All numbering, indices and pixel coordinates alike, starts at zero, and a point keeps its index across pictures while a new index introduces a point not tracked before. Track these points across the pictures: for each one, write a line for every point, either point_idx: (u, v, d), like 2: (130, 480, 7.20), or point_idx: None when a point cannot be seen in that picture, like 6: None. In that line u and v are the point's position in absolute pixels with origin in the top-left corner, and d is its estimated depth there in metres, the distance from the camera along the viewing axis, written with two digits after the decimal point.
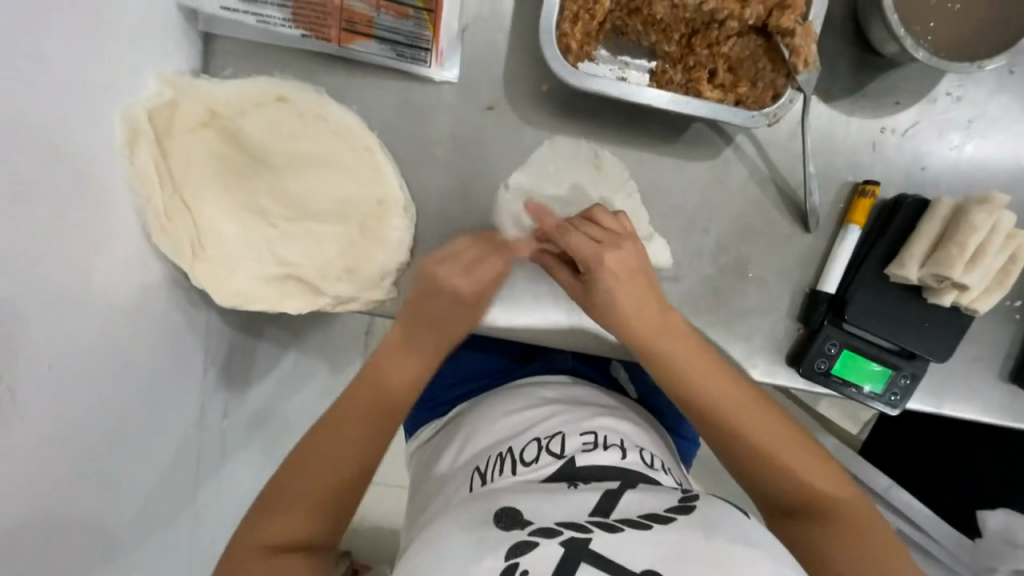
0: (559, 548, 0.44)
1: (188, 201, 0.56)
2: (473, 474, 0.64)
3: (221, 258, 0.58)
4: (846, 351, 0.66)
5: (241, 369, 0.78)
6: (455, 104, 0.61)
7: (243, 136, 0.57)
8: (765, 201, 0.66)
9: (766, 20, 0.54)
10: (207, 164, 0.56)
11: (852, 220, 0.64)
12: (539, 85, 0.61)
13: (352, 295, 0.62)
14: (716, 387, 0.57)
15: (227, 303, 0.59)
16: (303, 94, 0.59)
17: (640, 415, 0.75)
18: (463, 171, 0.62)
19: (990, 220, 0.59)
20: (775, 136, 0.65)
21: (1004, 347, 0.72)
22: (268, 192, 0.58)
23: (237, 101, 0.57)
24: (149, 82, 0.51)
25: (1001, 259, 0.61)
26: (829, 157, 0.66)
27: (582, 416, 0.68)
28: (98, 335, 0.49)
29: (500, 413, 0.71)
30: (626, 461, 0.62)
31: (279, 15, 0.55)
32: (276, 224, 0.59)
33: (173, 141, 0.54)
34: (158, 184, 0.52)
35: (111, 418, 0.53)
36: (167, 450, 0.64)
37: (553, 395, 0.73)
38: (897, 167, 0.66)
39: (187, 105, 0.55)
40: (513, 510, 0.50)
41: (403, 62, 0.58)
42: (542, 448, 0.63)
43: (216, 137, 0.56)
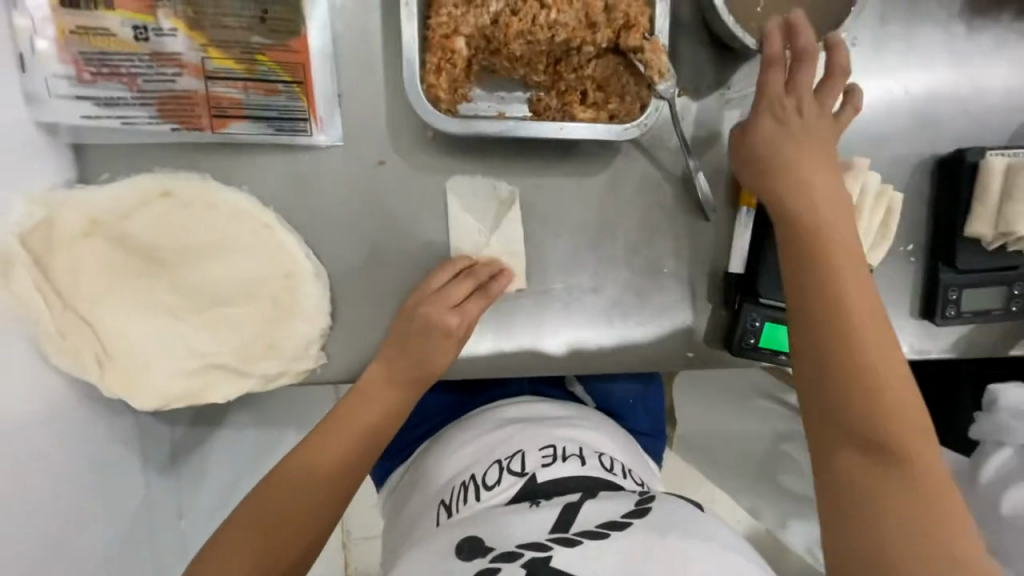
0: (521, 572, 0.46)
1: (83, 314, 0.54)
2: (439, 508, 0.64)
3: (131, 364, 0.56)
4: (769, 324, 0.69)
5: (189, 463, 0.76)
6: (346, 164, 0.62)
7: (131, 237, 0.56)
8: (663, 199, 0.70)
9: (617, 41, 0.58)
10: (97, 274, 0.55)
11: (742, 203, 0.69)
12: (425, 132, 0.63)
13: (278, 371, 0.61)
14: (870, 326, 0.47)
15: (150, 405, 0.58)
16: (187, 182, 0.58)
17: (597, 420, 0.76)
18: (368, 227, 0.63)
19: (857, 183, 0.64)
20: (659, 138, 0.69)
21: (907, 288, 0.78)
22: (170, 287, 0.57)
23: (119, 204, 0.56)
24: (16, 207, 0.50)
25: (878, 216, 0.66)
26: (712, 148, 0.70)
27: (540, 431, 0.69)
28: (8, 475, 0.47)
29: (460, 443, 0.71)
30: (586, 468, 0.64)
31: (145, 114, 0.55)
32: (185, 317, 0.58)
33: (56, 258, 0.53)
34: (45, 305, 0.51)
35: (41, 555, 0.51)
36: (117, 569, 0.62)
37: (510, 416, 0.74)
38: None
39: (65, 219, 0.54)
40: (475, 539, 0.51)
41: (283, 135, 0.59)
42: (504, 470, 0.64)
43: (102, 244, 0.55)
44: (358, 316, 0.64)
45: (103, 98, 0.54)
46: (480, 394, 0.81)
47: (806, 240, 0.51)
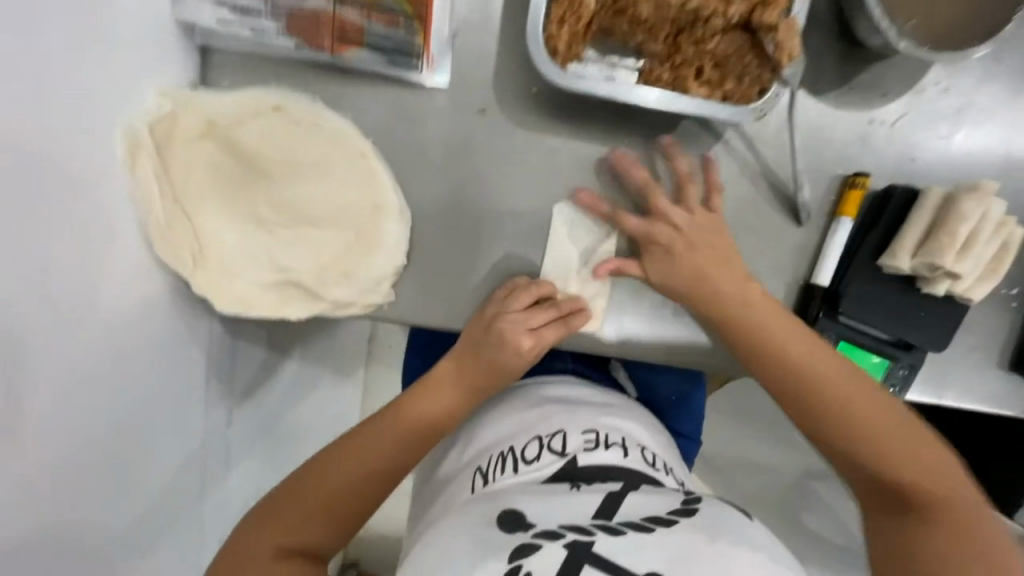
0: (563, 551, 0.45)
1: (188, 210, 0.57)
2: (475, 474, 0.64)
3: (221, 266, 0.59)
4: (842, 343, 0.67)
5: (245, 376, 0.80)
6: (448, 108, 0.62)
7: (241, 145, 0.58)
8: (756, 195, 0.67)
9: (749, 17, 0.55)
10: (206, 174, 0.58)
11: (842, 212, 0.65)
12: (530, 88, 0.63)
13: (351, 299, 0.63)
14: (825, 370, 0.59)
15: (229, 310, 0.60)
16: (302, 105, 0.60)
17: (641, 412, 0.75)
18: (457, 175, 0.64)
19: (980, 208, 0.59)
20: (765, 131, 0.66)
21: (1002, 335, 0.72)
22: (265, 199, 0.60)
23: (234, 112, 0.59)
24: (148, 97, 0.53)
25: (993, 246, 0.61)
26: (819, 150, 0.66)
27: (583, 416, 0.68)
28: (105, 341, 0.50)
29: (500, 415, 0.72)
30: (628, 459, 0.63)
31: (272, 27, 0.57)
32: (274, 232, 0.60)
33: (172, 152, 0.55)
34: (158, 195, 0.54)
35: (117, 427, 0.54)
36: (174, 454, 0.66)
37: (552, 396, 0.73)
38: (886, 159, 0.67)
39: (186, 117, 0.56)
40: (516, 513, 0.51)
41: (396, 69, 0.59)
42: (544, 446, 0.64)
43: (214, 147, 0.58)
44: (432, 264, 0.65)
45: (237, 5, 0.56)
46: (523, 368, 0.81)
47: (713, 307, 0.62)
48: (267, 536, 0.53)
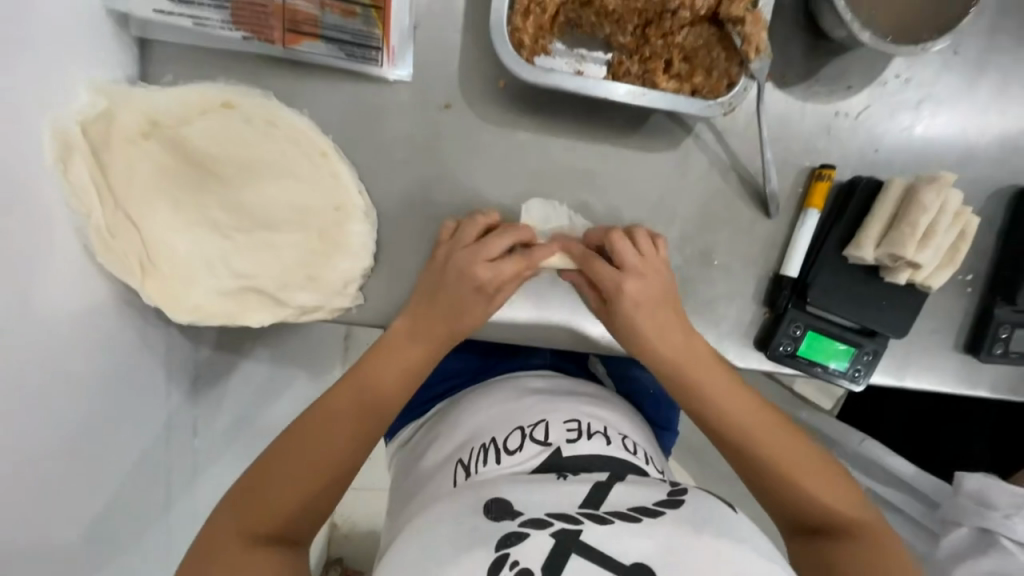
0: (550, 540, 0.44)
1: (133, 216, 0.53)
2: (457, 466, 0.63)
3: (174, 274, 0.56)
4: (810, 332, 0.68)
5: (210, 385, 0.76)
6: (410, 103, 0.59)
7: (188, 145, 0.54)
8: (726, 189, 0.67)
9: (717, 9, 0.54)
10: (151, 177, 0.54)
11: (811, 205, 0.65)
12: (496, 82, 0.60)
13: (316, 305, 0.60)
14: (765, 430, 0.60)
15: (186, 319, 0.57)
16: (256, 102, 0.57)
17: (618, 402, 0.76)
18: (424, 173, 0.61)
19: (938, 199, 0.61)
20: (733, 125, 0.66)
21: (958, 320, 0.75)
22: (219, 204, 0.56)
23: (180, 109, 0.55)
24: (80, 94, 0.48)
25: (951, 236, 0.63)
26: (786, 143, 0.67)
27: (565, 405, 0.68)
28: (47, 364, 0.47)
29: (480, 406, 0.71)
30: (610, 448, 0.63)
31: (217, 17, 0.53)
32: (230, 236, 0.57)
33: (111, 154, 0.51)
34: (98, 201, 0.50)
35: (66, 451, 0.51)
36: (134, 474, 0.62)
37: (533, 385, 0.73)
38: (851, 150, 0.68)
39: (125, 115, 0.52)
40: (504, 501, 0.49)
41: (353, 62, 0.56)
42: (526, 437, 0.63)
43: (159, 147, 0.54)
44: (400, 266, 0.63)
45: None
46: (501, 364, 0.80)
47: (681, 376, 0.60)
48: (234, 522, 0.51)
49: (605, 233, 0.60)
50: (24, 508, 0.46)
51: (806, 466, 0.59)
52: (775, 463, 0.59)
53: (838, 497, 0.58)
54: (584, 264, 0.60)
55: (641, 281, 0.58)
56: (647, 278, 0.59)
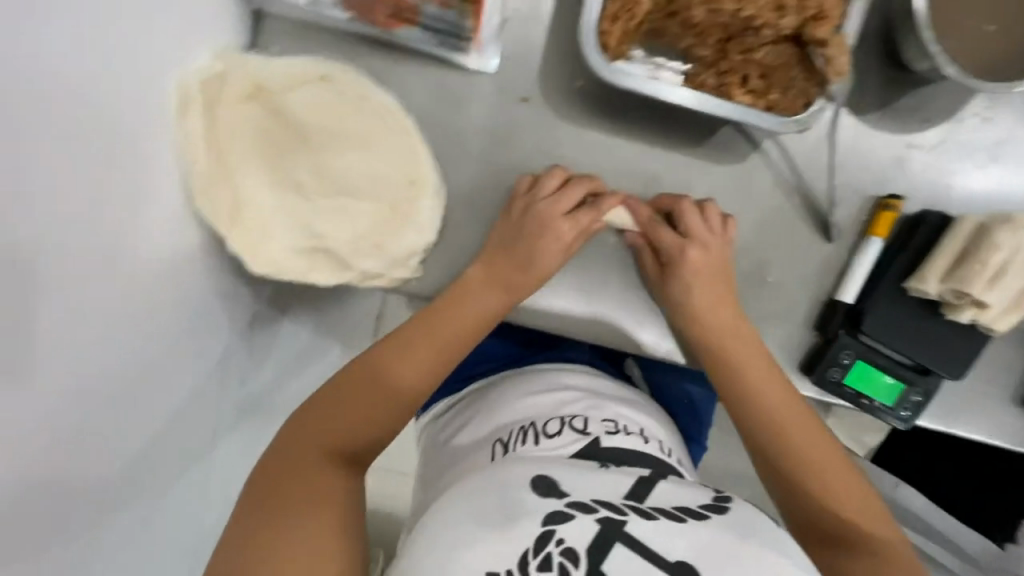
0: (596, 527, 0.43)
1: (229, 169, 0.57)
2: (495, 444, 0.66)
3: (253, 228, 0.59)
4: (859, 362, 0.67)
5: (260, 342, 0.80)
6: (491, 92, 0.63)
7: (288, 110, 0.59)
8: (787, 207, 0.67)
9: (802, 30, 0.56)
10: (249, 136, 0.58)
11: (874, 232, 0.65)
12: (575, 80, 0.63)
13: (378, 272, 0.64)
14: (789, 413, 0.61)
15: (260, 271, 0.61)
16: (352, 79, 0.61)
17: (653, 406, 0.76)
18: (494, 159, 0.64)
19: (1014, 239, 0.59)
20: (802, 145, 0.66)
21: (1019, 371, 0.72)
22: (304, 168, 0.60)
23: (284, 77, 0.59)
24: (202, 56, 0.54)
25: None
26: (854, 168, 0.66)
27: (604, 400, 0.70)
28: (141, 290, 0.51)
29: (517, 391, 0.72)
30: (648, 446, 0.65)
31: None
32: (310, 200, 0.61)
33: (219, 112, 0.55)
34: (204, 150, 0.54)
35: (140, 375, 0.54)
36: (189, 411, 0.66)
37: (569, 379, 0.74)
38: (922, 182, 0.67)
39: (237, 78, 0.57)
40: (549, 479, 0.48)
41: (443, 50, 0.60)
42: (566, 424, 0.65)
43: (261, 110, 0.59)
44: (461, 246, 0.66)
45: None
46: (538, 355, 0.80)
47: (715, 345, 0.63)
48: (291, 451, 0.54)
49: (679, 200, 0.64)
50: (100, 422, 0.49)
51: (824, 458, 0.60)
52: (800, 460, 0.60)
53: (861, 507, 0.57)
54: (650, 227, 0.64)
55: (705, 252, 0.63)
56: (709, 250, 0.63)
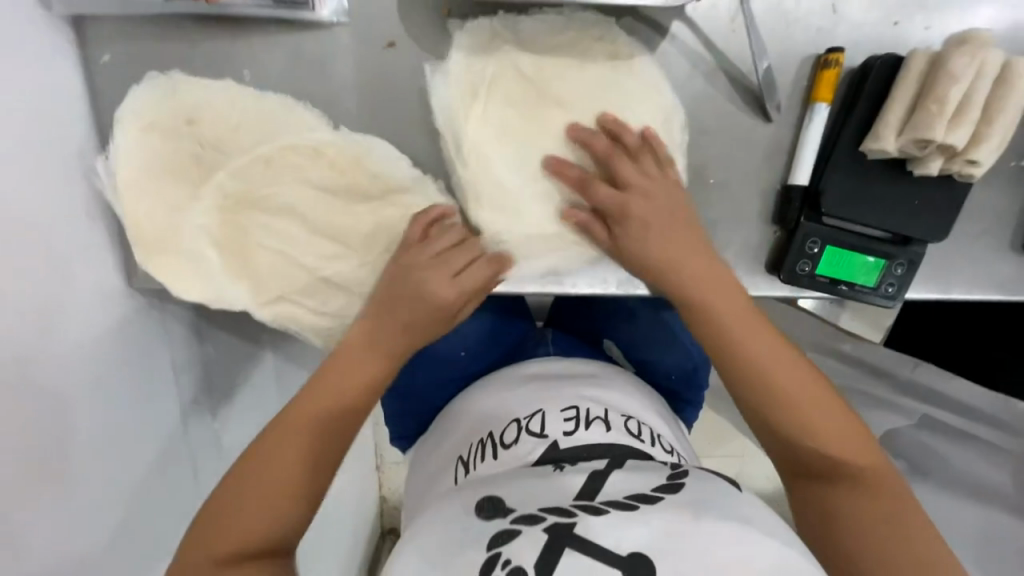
0: (543, 536, 0.44)
1: (160, 206, 0.57)
2: (457, 464, 0.65)
3: (188, 260, 0.58)
4: (829, 247, 0.61)
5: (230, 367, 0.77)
6: (352, 47, 0.56)
7: (204, 132, 0.56)
8: (717, 96, 0.59)
9: None
10: (164, 169, 0.57)
11: (817, 98, 0.57)
12: (441, 7, 0.56)
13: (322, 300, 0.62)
14: (744, 310, 0.54)
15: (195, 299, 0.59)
16: (215, 89, 0.56)
17: (628, 379, 0.73)
18: (381, 123, 0.58)
19: (972, 63, 0.51)
20: (717, 17, 0.57)
21: (1014, 215, 0.65)
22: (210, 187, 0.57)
23: (192, 103, 0.56)
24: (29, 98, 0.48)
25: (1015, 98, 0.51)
26: (785, 29, 0.57)
27: (562, 392, 0.67)
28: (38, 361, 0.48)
29: (478, 401, 0.71)
30: (610, 434, 0.61)
31: None
32: (234, 229, 0.58)
33: (154, 146, 0.56)
34: (142, 194, 0.56)
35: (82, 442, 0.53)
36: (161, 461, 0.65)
37: (530, 373, 0.71)
38: (863, 28, 0.58)
39: (162, 112, 0.56)
40: (496, 499, 0.50)
41: (284, 9, 0.52)
42: (523, 430, 0.63)
43: (173, 140, 0.56)
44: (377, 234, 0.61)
45: None
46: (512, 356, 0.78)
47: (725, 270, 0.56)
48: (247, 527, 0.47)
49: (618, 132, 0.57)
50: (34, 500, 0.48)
51: (818, 403, 0.51)
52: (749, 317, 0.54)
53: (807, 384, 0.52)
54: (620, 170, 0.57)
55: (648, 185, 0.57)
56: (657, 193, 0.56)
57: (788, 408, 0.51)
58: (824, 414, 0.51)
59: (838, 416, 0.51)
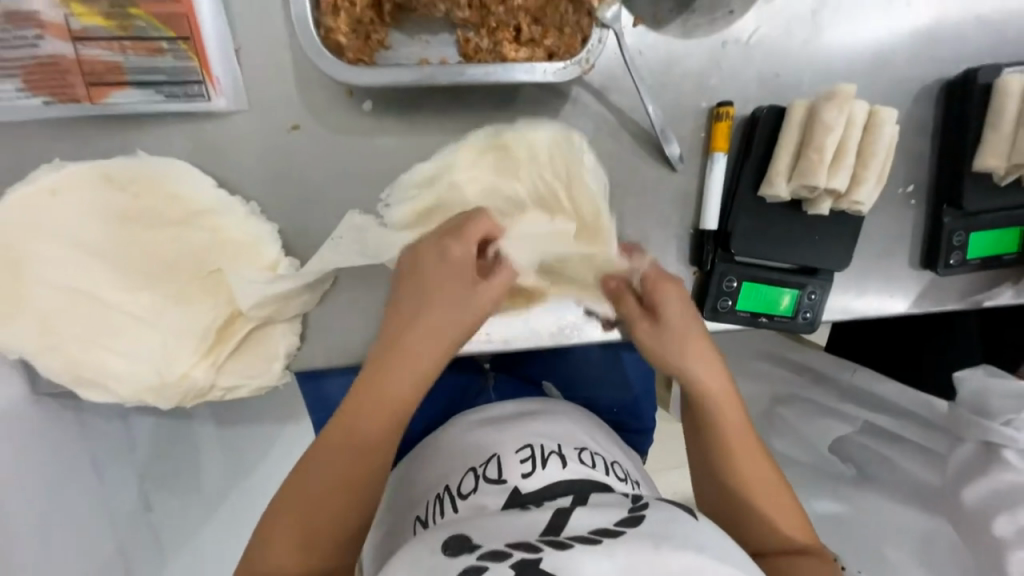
0: (510, 571, 0.40)
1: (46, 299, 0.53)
2: (415, 523, 0.60)
3: (83, 356, 0.54)
4: (745, 283, 0.64)
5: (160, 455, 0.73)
6: (255, 133, 0.55)
7: (98, 220, 0.54)
8: (622, 151, 0.62)
9: None
10: (54, 262, 0.53)
11: (715, 148, 0.60)
12: (343, 88, 0.56)
13: (238, 383, 0.59)
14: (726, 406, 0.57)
15: (92, 395, 0.55)
16: (111, 177, 0.53)
17: (570, 410, 0.73)
18: (292, 204, 0.57)
19: (842, 113, 0.55)
20: (613, 79, 0.60)
21: (909, 236, 0.70)
22: (107, 282, 0.54)
23: (80, 189, 0.53)
24: None
25: (884, 144, 0.56)
26: (677, 87, 0.61)
27: (515, 434, 0.65)
28: None
29: (424, 462, 0.68)
30: (568, 470, 0.59)
31: (12, 87, 0.49)
32: (139, 313, 0.55)
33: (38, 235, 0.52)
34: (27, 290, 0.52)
35: None
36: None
37: (478, 421, 0.70)
38: (749, 81, 0.62)
39: (48, 201, 0.52)
40: (463, 536, 0.46)
41: (176, 102, 0.52)
42: (480, 477, 0.60)
43: (61, 227, 0.53)
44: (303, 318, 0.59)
45: None
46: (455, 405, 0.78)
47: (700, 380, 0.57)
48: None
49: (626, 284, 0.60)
50: None
51: (761, 484, 0.56)
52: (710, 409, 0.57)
53: (755, 469, 0.56)
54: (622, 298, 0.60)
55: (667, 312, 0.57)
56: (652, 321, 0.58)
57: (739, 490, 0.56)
58: (766, 490, 0.56)
59: (779, 489, 0.56)
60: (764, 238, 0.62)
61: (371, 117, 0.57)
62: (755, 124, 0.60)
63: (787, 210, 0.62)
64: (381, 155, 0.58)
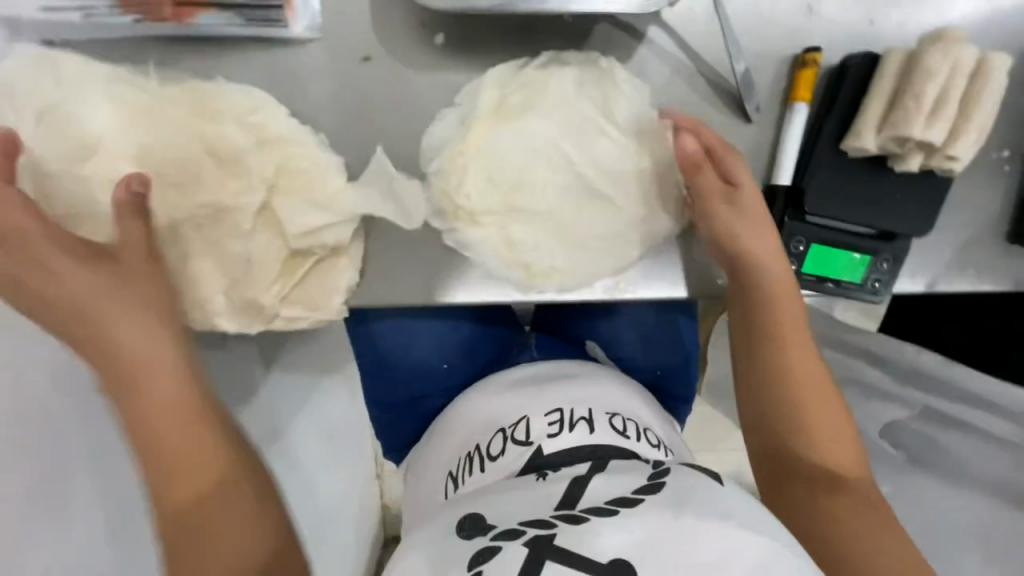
0: (522, 550, 0.39)
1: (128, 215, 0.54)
2: (448, 479, 0.64)
3: None
4: (814, 245, 0.61)
5: None
6: (327, 63, 0.55)
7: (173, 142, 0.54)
8: (695, 98, 0.59)
9: None
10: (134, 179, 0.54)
11: (796, 97, 0.57)
12: (416, 20, 0.55)
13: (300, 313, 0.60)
14: (800, 361, 0.54)
15: None
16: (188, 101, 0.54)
17: (611, 372, 0.72)
18: (360, 137, 0.58)
19: (946, 60, 0.51)
20: (692, 20, 0.57)
21: (998, 206, 0.65)
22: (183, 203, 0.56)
23: (160, 109, 0.54)
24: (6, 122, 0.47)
25: (991, 96, 0.52)
26: (761, 29, 0.57)
27: (544, 397, 0.65)
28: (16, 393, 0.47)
29: (469, 408, 0.69)
30: (594, 435, 0.59)
31: (105, 6, 0.51)
32: (210, 234, 0.56)
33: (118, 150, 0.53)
34: None
35: None
36: None
37: (515, 380, 0.70)
38: (840, 26, 0.58)
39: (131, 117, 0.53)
40: (477, 515, 0.45)
41: (255, 28, 0.53)
42: (508, 439, 0.61)
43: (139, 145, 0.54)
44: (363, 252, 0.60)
45: None
46: (496, 365, 0.78)
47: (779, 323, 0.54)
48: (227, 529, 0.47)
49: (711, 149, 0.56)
50: None
51: (828, 452, 0.52)
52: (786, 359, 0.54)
53: (823, 431, 0.52)
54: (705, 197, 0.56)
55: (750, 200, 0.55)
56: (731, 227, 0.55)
57: (803, 450, 0.52)
58: (834, 459, 0.51)
59: (848, 466, 0.52)
60: (842, 197, 0.59)
61: (442, 51, 0.56)
62: (843, 74, 0.57)
63: (869, 169, 0.58)
64: (449, 91, 0.57)
